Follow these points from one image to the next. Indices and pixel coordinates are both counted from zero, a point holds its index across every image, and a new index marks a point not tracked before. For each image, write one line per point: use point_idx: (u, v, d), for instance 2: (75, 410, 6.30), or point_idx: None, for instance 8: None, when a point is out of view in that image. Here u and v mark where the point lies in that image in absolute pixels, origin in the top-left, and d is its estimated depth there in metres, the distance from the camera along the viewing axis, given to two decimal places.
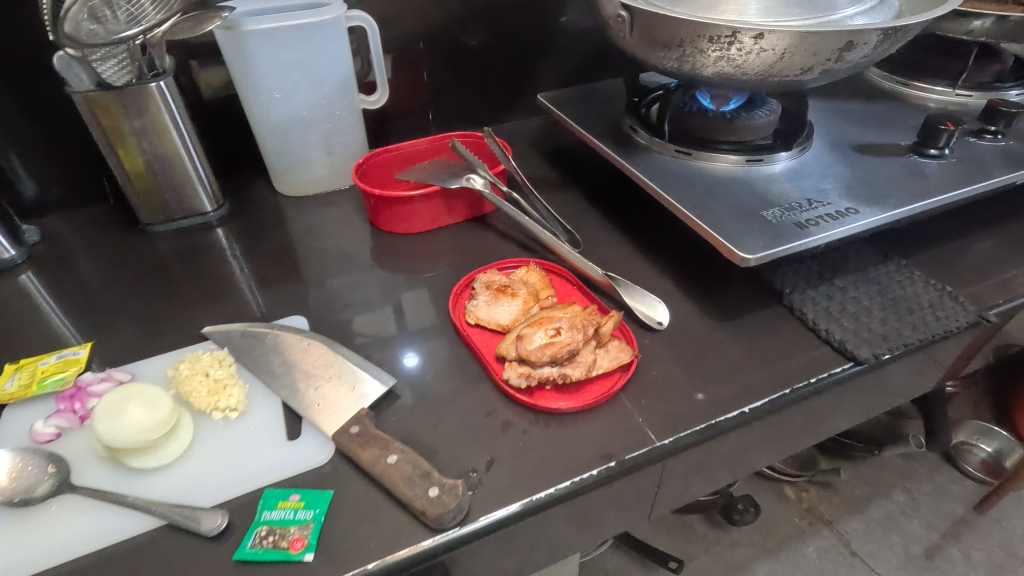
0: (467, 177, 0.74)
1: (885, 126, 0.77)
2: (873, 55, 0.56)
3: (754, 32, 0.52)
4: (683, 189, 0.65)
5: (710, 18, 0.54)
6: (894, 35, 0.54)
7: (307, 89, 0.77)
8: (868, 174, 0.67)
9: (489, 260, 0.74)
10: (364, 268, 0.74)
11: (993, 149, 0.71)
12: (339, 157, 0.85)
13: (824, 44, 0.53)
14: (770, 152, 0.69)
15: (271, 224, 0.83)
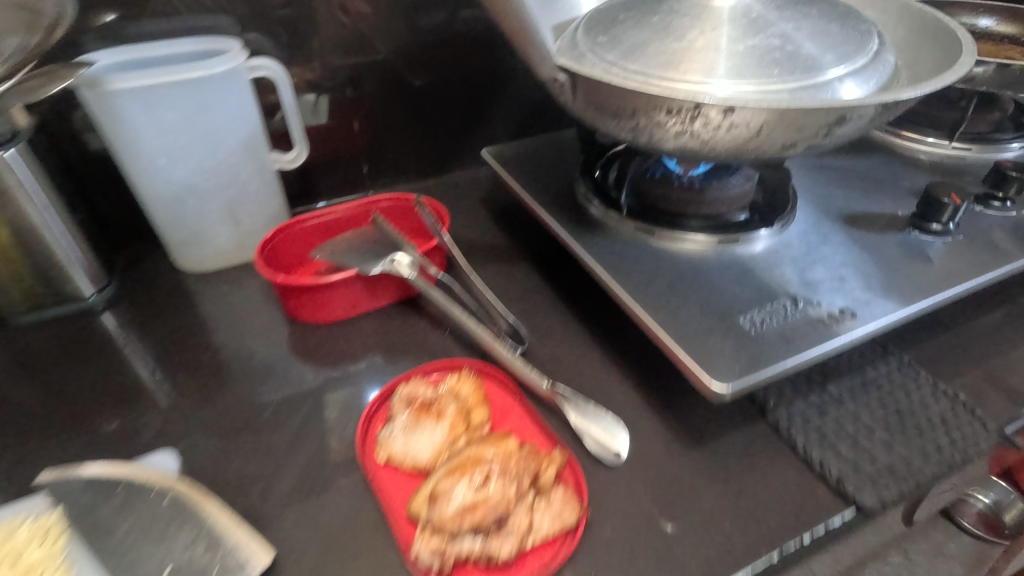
0: (390, 258, 0.62)
1: (877, 190, 0.66)
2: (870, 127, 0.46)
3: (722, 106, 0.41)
4: (643, 282, 0.54)
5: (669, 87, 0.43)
6: (895, 106, 0.44)
7: (200, 154, 0.65)
8: (862, 257, 0.56)
9: (419, 358, 0.62)
10: (266, 373, 0.62)
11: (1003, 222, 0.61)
12: (249, 227, 0.73)
13: (810, 119, 0.42)
14: (746, 230, 0.58)
15: (167, 308, 0.71)
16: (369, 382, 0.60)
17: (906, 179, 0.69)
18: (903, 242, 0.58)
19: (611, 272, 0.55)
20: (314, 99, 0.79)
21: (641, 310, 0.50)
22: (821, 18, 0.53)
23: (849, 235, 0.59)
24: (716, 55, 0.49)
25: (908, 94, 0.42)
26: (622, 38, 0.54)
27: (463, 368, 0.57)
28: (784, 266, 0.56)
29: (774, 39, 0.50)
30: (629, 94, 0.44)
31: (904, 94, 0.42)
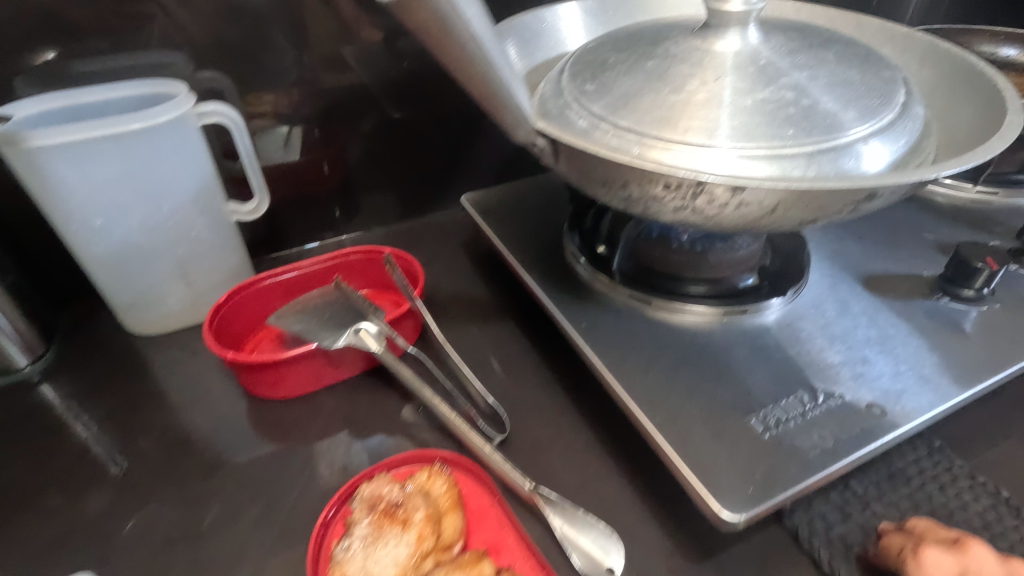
0: (354, 328, 0.56)
1: (898, 244, 0.60)
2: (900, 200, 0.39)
3: (729, 185, 0.35)
4: (639, 366, 0.47)
5: (665, 160, 0.36)
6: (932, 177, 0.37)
7: (142, 213, 0.58)
8: (886, 332, 0.50)
9: (390, 440, 0.56)
10: (216, 461, 0.55)
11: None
12: (204, 285, 0.66)
13: (833, 198, 0.35)
14: (754, 299, 0.52)
15: (112, 377, 0.63)
16: (332, 473, 0.53)
17: (927, 229, 0.62)
18: (931, 311, 0.52)
19: (601, 352, 0.48)
20: (286, 131, 0.73)
21: (635, 404, 0.44)
22: (838, 64, 0.46)
23: (870, 303, 0.53)
24: (720, 112, 0.43)
25: (950, 168, 0.36)
26: (612, 86, 0.47)
27: (435, 460, 0.51)
28: (798, 344, 0.49)
29: (786, 92, 0.43)
30: (620, 165, 0.37)
31: (945, 168, 0.36)
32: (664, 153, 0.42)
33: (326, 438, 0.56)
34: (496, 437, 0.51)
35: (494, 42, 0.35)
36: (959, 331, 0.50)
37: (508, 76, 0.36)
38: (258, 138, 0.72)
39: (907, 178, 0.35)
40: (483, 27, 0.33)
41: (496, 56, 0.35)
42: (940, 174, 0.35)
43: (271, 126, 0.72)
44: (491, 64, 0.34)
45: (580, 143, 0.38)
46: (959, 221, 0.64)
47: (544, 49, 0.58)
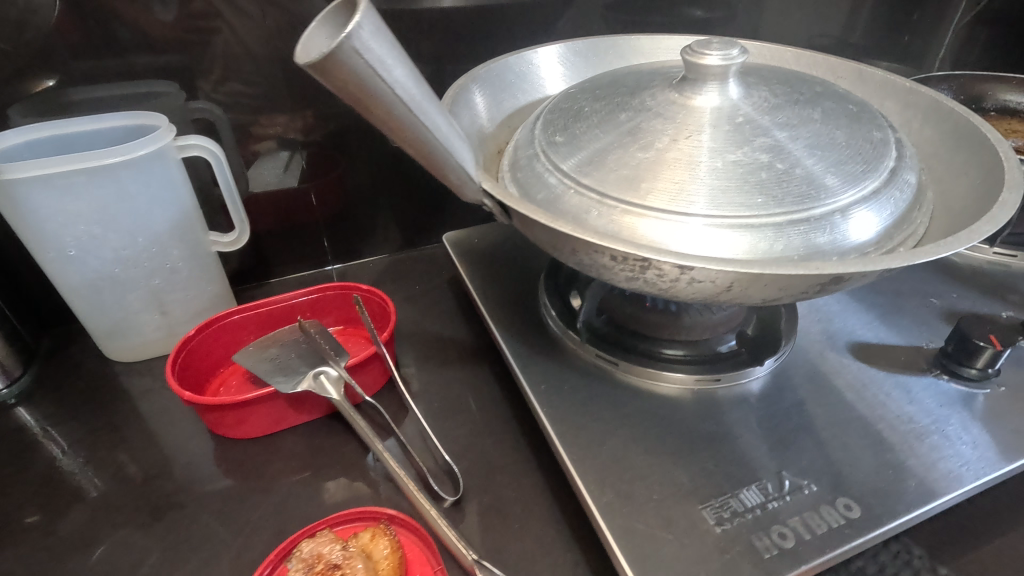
0: (314, 372, 0.55)
1: (899, 310, 0.56)
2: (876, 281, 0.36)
3: (676, 263, 0.32)
4: (595, 436, 0.44)
5: (612, 231, 0.34)
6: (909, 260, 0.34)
7: (117, 244, 0.59)
8: (871, 412, 0.46)
9: (345, 491, 0.54)
10: (169, 501, 0.54)
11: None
12: (179, 315, 0.66)
13: (792, 280, 0.32)
14: (729, 367, 0.48)
15: (85, 403, 0.63)
16: (281, 522, 0.52)
17: (933, 293, 0.58)
18: (927, 391, 0.48)
19: (558, 419, 0.45)
20: (288, 155, 0.73)
21: (582, 482, 0.41)
22: (823, 123, 0.43)
23: (858, 377, 0.49)
24: (688, 174, 0.40)
25: (924, 255, 0.33)
26: (582, 139, 0.45)
27: (382, 518, 0.49)
28: (772, 422, 0.45)
29: (761, 154, 0.40)
30: (565, 233, 0.35)
31: (918, 255, 0.33)
32: (625, 216, 0.40)
33: (280, 484, 0.55)
34: (447, 499, 0.49)
35: (433, 104, 0.33)
36: (957, 416, 0.46)
37: (450, 137, 0.34)
38: (260, 161, 0.72)
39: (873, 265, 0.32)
40: (416, 89, 0.32)
41: (435, 118, 0.33)
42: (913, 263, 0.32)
43: (274, 149, 0.72)
44: (428, 127, 0.32)
45: (527, 209, 0.36)
46: (971, 286, 0.59)
47: (527, 90, 0.57)
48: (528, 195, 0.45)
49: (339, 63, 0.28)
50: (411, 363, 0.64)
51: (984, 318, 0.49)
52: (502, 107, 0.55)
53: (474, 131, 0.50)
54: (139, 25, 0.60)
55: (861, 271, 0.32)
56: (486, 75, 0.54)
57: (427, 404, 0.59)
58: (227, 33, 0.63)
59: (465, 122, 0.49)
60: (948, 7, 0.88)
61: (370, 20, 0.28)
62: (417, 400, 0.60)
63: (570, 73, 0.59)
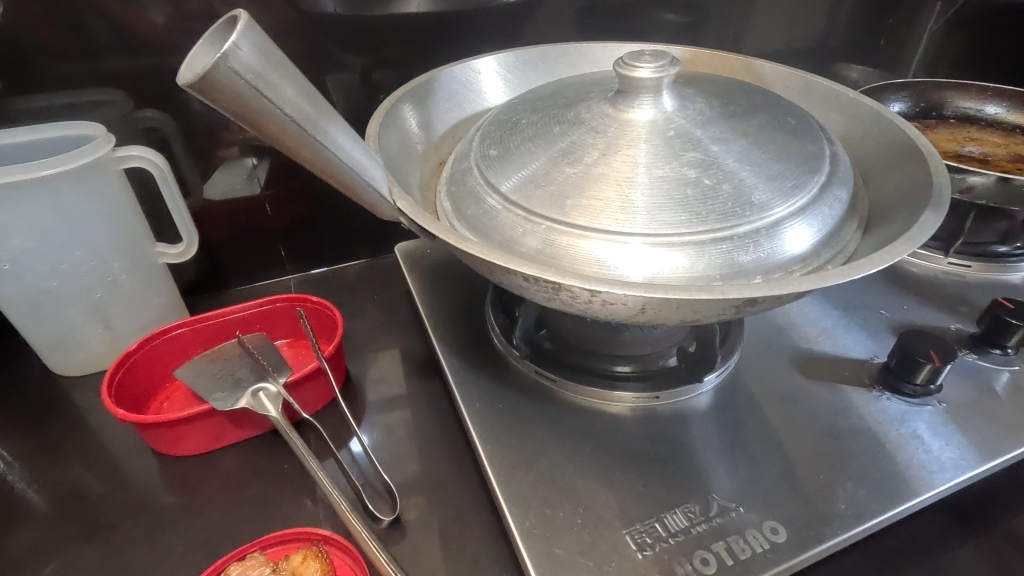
0: (253, 390, 0.54)
1: (850, 323, 0.55)
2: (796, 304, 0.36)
3: (585, 287, 0.32)
4: (527, 457, 0.43)
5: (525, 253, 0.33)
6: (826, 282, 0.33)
7: (55, 257, 0.58)
8: (808, 430, 0.45)
9: (284, 510, 0.53)
10: (105, 521, 0.53)
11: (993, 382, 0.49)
12: (124, 328, 0.64)
13: (703, 303, 0.32)
14: (669, 385, 0.48)
15: (28, 419, 0.62)
16: (218, 543, 0.51)
17: (883, 304, 0.57)
18: (868, 407, 0.47)
19: (491, 438, 0.44)
20: (253, 163, 0.71)
21: (507, 505, 0.40)
22: (755, 136, 0.42)
23: (801, 394, 0.48)
24: (614, 190, 0.39)
25: (838, 277, 0.32)
26: (514, 153, 0.44)
27: (315, 539, 0.48)
28: (708, 440, 0.45)
29: (689, 169, 0.40)
30: (477, 255, 0.34)
31: (832, 277, 0.32)
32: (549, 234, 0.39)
33: (219, 502, 0.54)
34: (383, 519, 0.48)
35: (333, 124, 0.32)
36: (897, 434, 0.45)
37: (356, 156, 0.34)
38: (223, 167, 0.70)
39: (784, 289, 0.32)
40: (314, 108, 0.31)
41: (335, 138, 0.32)
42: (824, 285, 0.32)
43: (238, 156, 0.70)
44: (327, 146, 0.32)
45: (442, 230, 0.35)
46: (923, 297, 0.58)
47: (473, 100, 0.56)
48: (460, 211, 0.44)
49: (220, 81, 0.27)
50: (362, 377, 0.63)
51: (928, 333, 0.49)
52: (445, 119, 0.54)
53: (410, 144, 0.49)
54: (82, 33, 0.58)
55: (773, 293, 0.32)
56: (425, 86, 0.53)
57: (374, 418, 0.58)
58: (175, 42, 0.61)
59: (398, 137, 0.48)
60: (919, 11, 0.87)
61: (251, 37, 0.27)
62: (364, 416, 0.59)
63: (518, 83, 0.58)
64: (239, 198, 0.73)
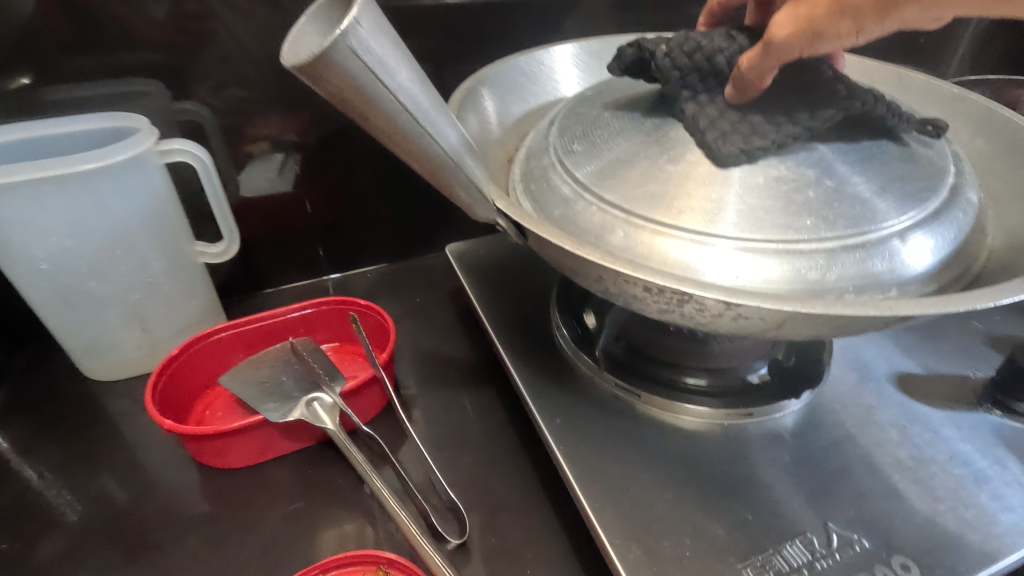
0: (307, 399, 0.50)
1: (941, 335, 0.52)
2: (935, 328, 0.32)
3: (721, 299, 0.28)
4: (617, 481, 0.40)
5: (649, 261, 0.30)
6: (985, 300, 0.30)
7: (93, 256, 0.54)
8: (915, 453, 0.42)
9: (338, 528, 0.49)
10: (147, 539, 0.49)
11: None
12: (162, 332, 0.61)
13: (855, 321, 0.28)
14: (759, 401, 0.44)
15: (61, 428, 0.58)
16: (270, 565, 0.47)
17: (974, 316, 0.54)
18: (975, 426, 0.44)
19: (575, 458, 0.41)
20: (282, 158, 0.67)
21: (607, 535, 0.37)
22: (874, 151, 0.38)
23: (903, 411, 0.45)
24: (725, 191, 0.36)
25: (1007, 294, 0.29)
26: (604, 148, 0.40)
27: (380, 562, 0.44)
28: (806, 462, 0.42)
29: (807, 168, 0.36)
30: (591, 262, 0.31)
31: (1001, 293, 0.29)
32: (648, 235, 0.35)
33: (270, 519, 0.50)
34: (451, 540, 0.45)
35: (439, 115, 0.29)
36: (1009, 458, 0.42)
37: (459, 152, 0.31)
38: (251, 164, 0.66)
39: (950, 306, 0.28)
40: (422, 94, 0.28)
41: (440, 130, 0.29)
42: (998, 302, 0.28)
43: (267, 152, 0.66)
44: (433, 137, 0.28)
45: (547, 232, 0.32)
46: (1012, 308, 0.55)
47: (540, 93, 0.53)
48: (544, 210, 0.41)
49: (333, 61, 0.24)
50: (411, 385, 0.60)
51: None
52: (515, 113, 0.51)
53: (484, 139, 0.46)
54: (122, 20, 0.55)
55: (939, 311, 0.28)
56: (496, 76, 0.49)
57: (431, 430, 0.55)
58: (217, 31, 0.58)
59: (474, 131, 0.44)
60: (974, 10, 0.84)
61: (368, 13, 0.24)
62: (417, 428, 0.55)
63: (588, 77, 0.55)
64: (279, 194, 0.70)
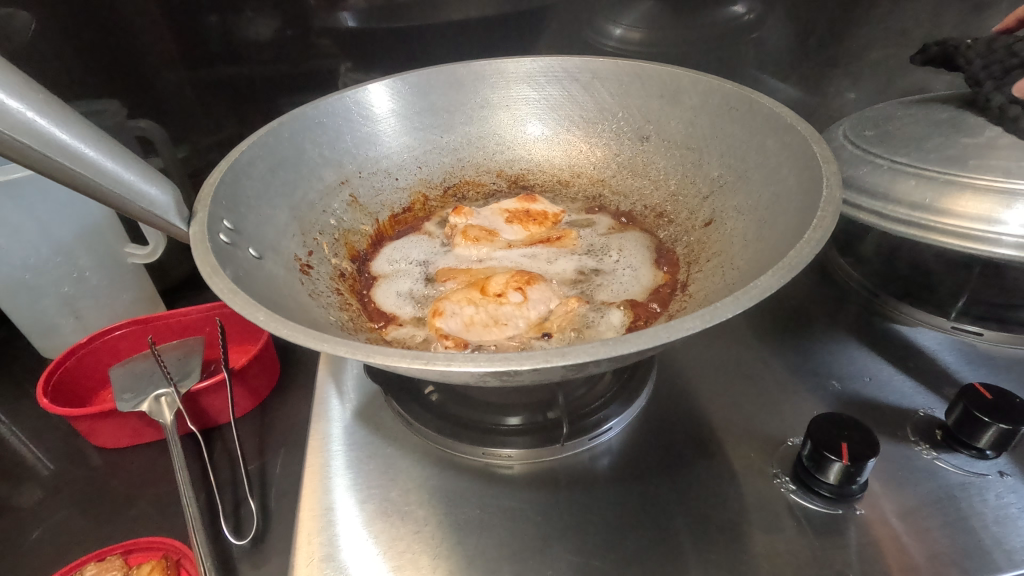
0: (156, 395, 0.55)
1: (788, 396, 0.47)
2: (613, 365, 0.30)
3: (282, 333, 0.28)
4: (349, 508, 0.42)
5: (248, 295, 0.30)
6: (574, 367, 0.27)
7: (22, 251, 0.62)
8: (674, 512, 0.40)
9: (174, 516, 0.54)
10: (26, 500, 0.56)
11: (946, 496, 0.39)
12: (93, 319, 0.69)
13: (417, 371, 0.27)
14: (531, 443, 0.44)
15: (11, 395, 0.68)
16: (107, 539, 0.52)
17: (837, 374, 0.48)
18: (763, 502, 0.40)
19: (332, 474, 0.45)
20: None
21: (309, 558, 0.40)
22: (890, 165, 0.46)
23: (682, 465, 0.43)
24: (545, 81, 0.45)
25: (576, 355, 0.26)
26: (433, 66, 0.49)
27: (173, 551, 0.48)
28: (550, 512, 0.41)
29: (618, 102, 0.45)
30: (209, 278, 0.32)
31: (569, 354, 0.26)
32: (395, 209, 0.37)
33: (123, 498, 0.55)
34: (239, 540, 0.48)
35: (86, 147, 0.31)
36: (774, 542, 0.38)
37: (122, 177, 0.33)
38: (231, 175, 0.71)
39: (499, 362, 0.26)
40: (77, 127, 0.31)
41: (89, 158, 0.31)
42: (553, 363, 0.25)
43: None
44: (74, 166, 0.30)
45: (199, 247, 0.33)
46: (895, 369, 0.48)
47: (388, 120, 0.55)
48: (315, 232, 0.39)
49: None
50: (287, 389, 0.63)
51: (855, 420, 0.39)
52: (354, 140, 0.53)
53: (308, 159, 0.49)
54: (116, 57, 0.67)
55: (490, 367, 0.26)
56: (343, 102, 0.52)
57: (287, 429, 0.59)
58: (137, 53, 0.63)
59: (281, 158, 0.47)
60: None
61: None
62: (271, 432, 0.58)
63: (441, 105, 0.57)
64: None
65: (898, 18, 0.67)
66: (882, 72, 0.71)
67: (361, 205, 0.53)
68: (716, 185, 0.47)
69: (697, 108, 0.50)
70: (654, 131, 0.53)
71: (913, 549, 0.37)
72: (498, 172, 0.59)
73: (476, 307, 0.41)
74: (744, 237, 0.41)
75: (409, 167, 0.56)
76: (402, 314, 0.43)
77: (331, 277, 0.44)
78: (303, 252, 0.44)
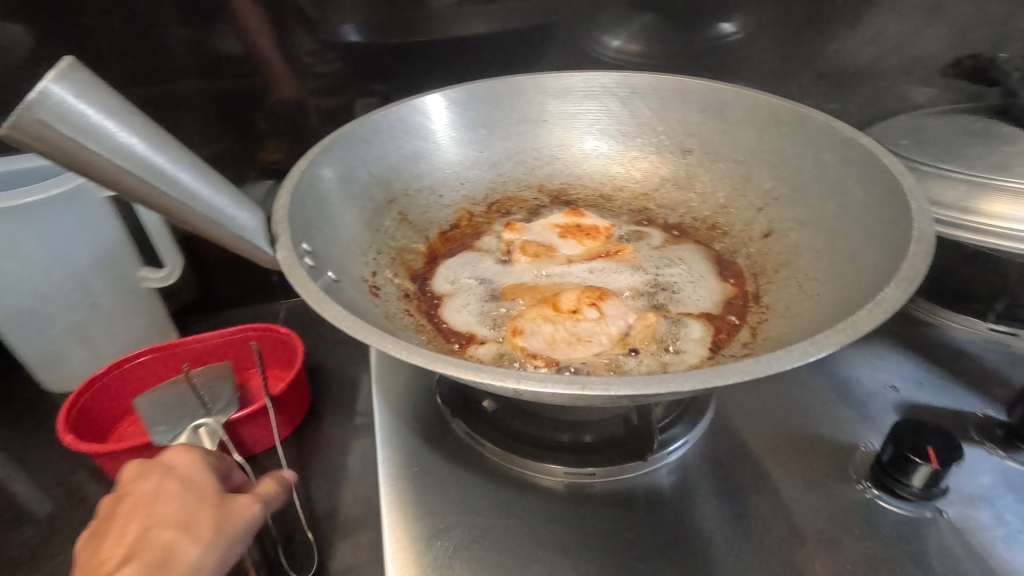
0: (194, 425, 0.51)
1: (850, 403, 0.48)
2: None
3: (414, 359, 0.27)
4: (431, 537, 0.41)
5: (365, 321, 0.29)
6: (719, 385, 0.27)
7: (33, 278, 0.58)
8: (760, 525, 0.41)
9: None
10: (49, 546, 0.52)
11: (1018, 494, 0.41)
12: (105, 348, 0.66)
13: (560, 395, 0.27)
14: (609, 462, 0.44)
15: (16, 433, 0.63)
16: None
17: (891, 379, 0.50)
18: (846, 509, 0.41)
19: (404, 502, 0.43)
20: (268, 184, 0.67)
21: None
22: (936, 172, 0.48)
23: (757, 476, 0.44)
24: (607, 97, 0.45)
25: (731, 374, 0.26)
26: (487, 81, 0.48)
27: None
28: (637, 531, 0.41)
29: None
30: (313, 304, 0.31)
31: (723, 374, 0.26)
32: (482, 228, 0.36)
33: None
34: None
35: (183, 171, 0.30)
36: (863, 549, 0.39)
37: (215, 204, 0.31)
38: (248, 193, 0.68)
39: (654, 384, 0.26)
40: (174, 151, 0.30)
41: (186, 183, 0.30)
42: (710, 384, 0.25)
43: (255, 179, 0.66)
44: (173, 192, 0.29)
45: (294, 273, 0.32)
46: (945, 372, 0.50)
47: (432, 137, 0.54)
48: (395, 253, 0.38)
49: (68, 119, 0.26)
50: (322, 415, 0.61)
51: (935, 424, 0.40)
52: (399, 158, 0.52)
53: (360, 177, 0.48)
54: None
55: (643, 388, 0.26)
56: (387, 119, 0.51)
57: (329, 456, 0.56)
58: None
59: (337, 177, 0.45)
60: None
61: (72, 82, 0.26)
62: (313, 460, 0.56)
63: (482, 121, 0.56)
64: None
65: (904, 28, 0.69)
66: (887, 81, 0.73)
67: (410, 223, 0.52)
68: (770, 197, 0.48)
69: (743, 122, 0.51)
70: (697, 145, 0.54)
71: (997, 547, 0.38)
72: (538, 186, 0.59)
73: (554, 324, 0.41)
74: (814, 247, 0.42)
75: (452, 184, 0.55)
76: (479, 334, 0.43)
77: (399, 298, 0.43)
78: (369, 273, 0.43)
